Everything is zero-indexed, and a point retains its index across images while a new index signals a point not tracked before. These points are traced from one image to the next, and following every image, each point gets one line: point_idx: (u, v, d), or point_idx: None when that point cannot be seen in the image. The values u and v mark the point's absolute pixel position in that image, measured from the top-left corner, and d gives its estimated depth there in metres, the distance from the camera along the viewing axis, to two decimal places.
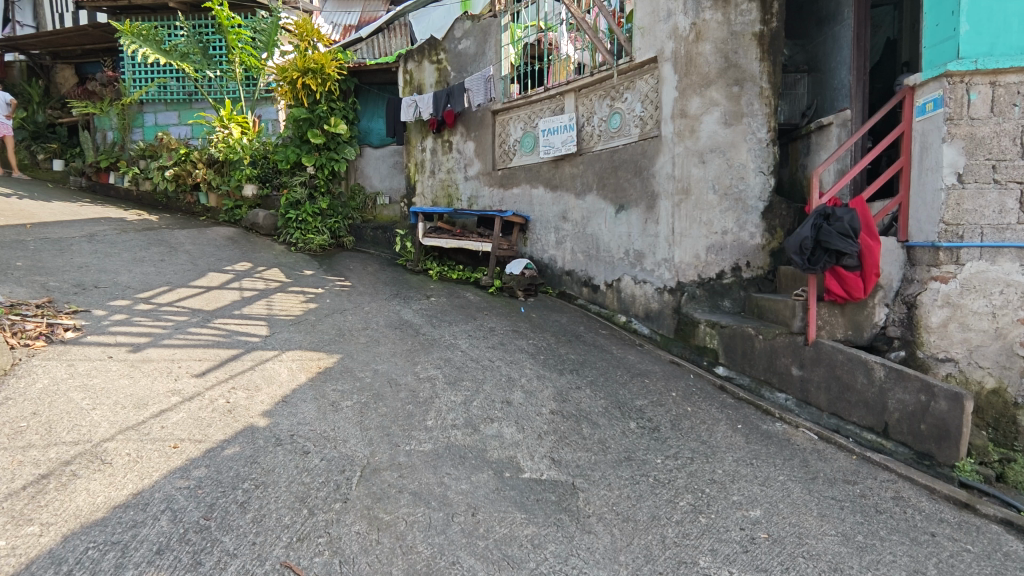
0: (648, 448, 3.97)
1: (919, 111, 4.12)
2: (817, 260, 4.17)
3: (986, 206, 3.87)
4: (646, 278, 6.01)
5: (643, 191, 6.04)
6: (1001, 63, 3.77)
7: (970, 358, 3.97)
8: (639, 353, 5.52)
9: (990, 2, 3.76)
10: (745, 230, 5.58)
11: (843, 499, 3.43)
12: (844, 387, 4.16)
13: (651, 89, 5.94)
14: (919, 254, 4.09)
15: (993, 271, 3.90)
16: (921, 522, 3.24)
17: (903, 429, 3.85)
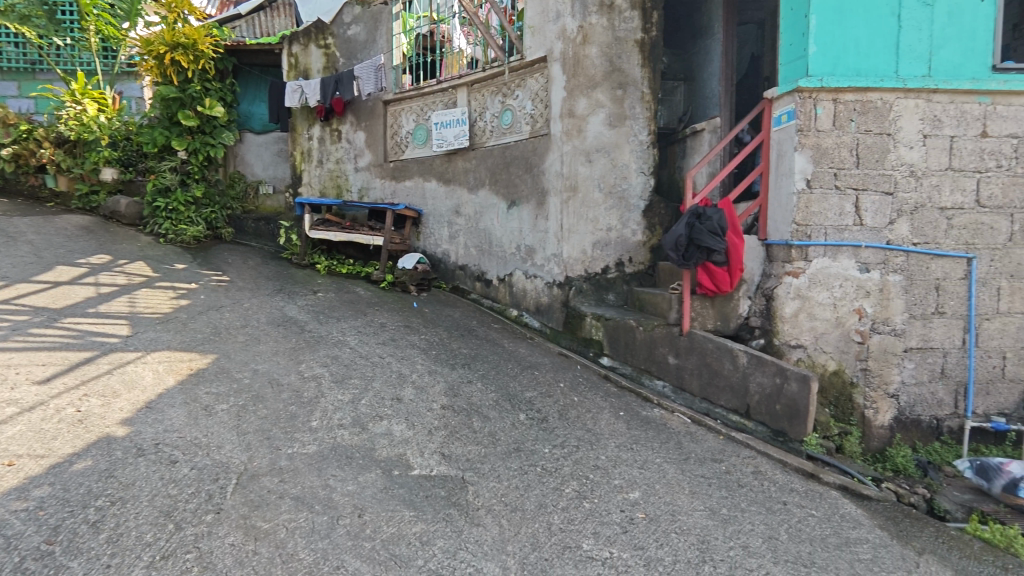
0: (537, 439, 4.06)
1: (775, 122, 4.55)
2: (690, 256, 4.50)
3: (830, 209, 4.35)
4: (537, 272, 6.15)
5: (534, 187, 6.17)
6: (841, 83, 4.24)
7: (816, 344, 4.44)
8: (530, 346, 5.64)
9: (833, 28, 4.24)
10: (628, 227, 5.87)
11: (711, 476, 3.72)
12: (713, 373, 4.52)
13: (541, 88, 6.08)
14: (776, 251, 4.52)
15: (834, 267, 4.38)
16: (775, 492, 3.60)
17: (762, 410, 4.25)
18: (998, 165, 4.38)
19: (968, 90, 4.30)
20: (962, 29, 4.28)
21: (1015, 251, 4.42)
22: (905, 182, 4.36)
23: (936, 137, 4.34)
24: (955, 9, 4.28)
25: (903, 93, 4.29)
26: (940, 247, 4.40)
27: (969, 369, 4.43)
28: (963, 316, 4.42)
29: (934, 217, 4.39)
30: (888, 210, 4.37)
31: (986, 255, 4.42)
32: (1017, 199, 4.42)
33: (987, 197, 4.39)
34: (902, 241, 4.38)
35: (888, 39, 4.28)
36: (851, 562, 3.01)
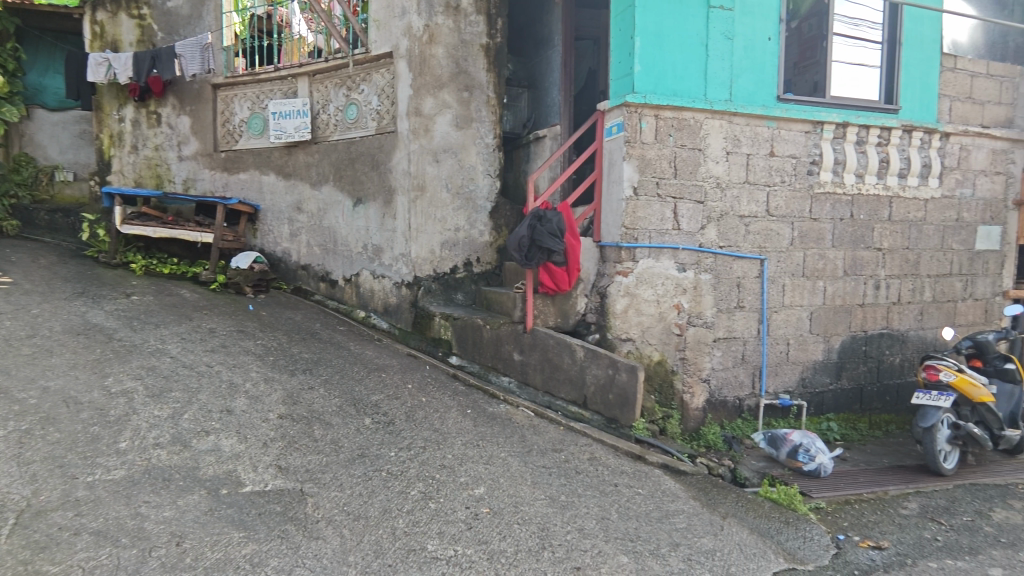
0: (382, 443, 3.96)
1: (607, 133, 4.92)
2: (532, 256, 4.71)
3: (652, 215, 4.81)
4: (384, 272, 6.02)
5: (380, 185, 6.03)
6: (662, 101, 4.70)
7: (643, 338, 4.87)
8: (377, 348, 5.49)
9: (654, 52, 4.70)
10: (475, 228, 5.96)
11: (551, 466, 3.92)
12: (554, 367, 4.78)
13: (387, 84, 5.97)
14: (608, 252, 4.89)
15: (657, 267, 4.85)
16: (607, 476, 3.89)
17: (597, 400, 4.59)
18: (782, 180, 5.16)
19: (759, 115, 5.01)
20: (755, 62, 5.00)
21: (795, 253, 5.25)
22: (713, 192, 4.96)
23: (736, 154, 4.99)
24: (750, 45, 4.98)
25: (710, 114, 4.87)
26: (740, 250, 5.07)
27: (763, 355, 5.16)
28: (758, 309, 5.14)
29: (736, 223, 5.05)
30: (699, 217, 4.94)
31: (774, 257, 5.19)
32: (796, 210, 5.24)
33: (775, 207, 5.15)
34: (711, 244, 4.98)
35: (699, 65, 4.84)
36: (670, 532, 3.35)
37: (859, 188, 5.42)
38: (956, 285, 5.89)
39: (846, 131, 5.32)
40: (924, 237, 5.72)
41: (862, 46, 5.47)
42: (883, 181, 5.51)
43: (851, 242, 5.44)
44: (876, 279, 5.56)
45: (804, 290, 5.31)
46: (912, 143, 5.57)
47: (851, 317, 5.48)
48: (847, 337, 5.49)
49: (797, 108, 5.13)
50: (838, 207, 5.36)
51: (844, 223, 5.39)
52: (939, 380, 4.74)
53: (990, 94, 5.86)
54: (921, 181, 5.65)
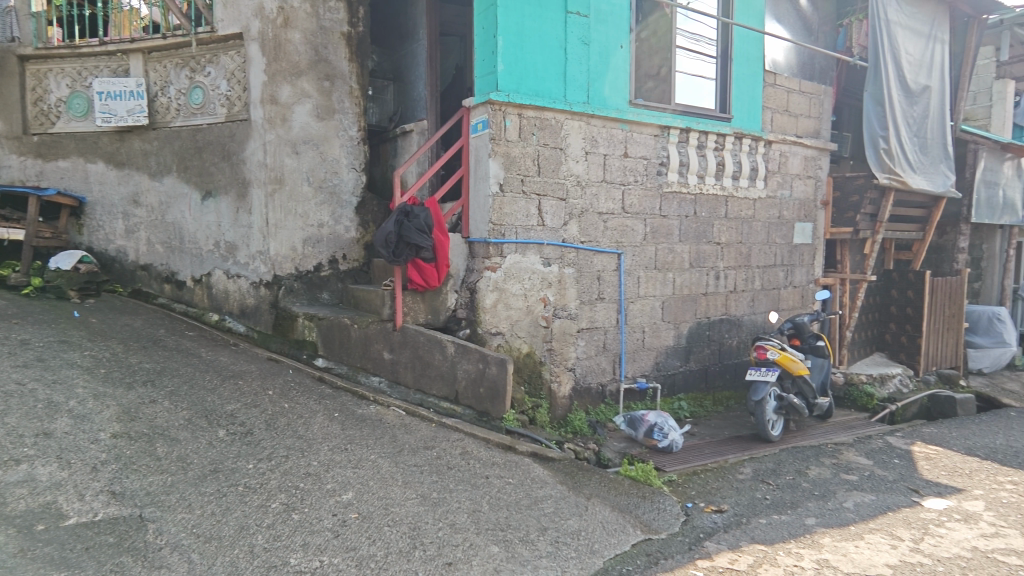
0: (238, 455, 3.67)
1: (473, 129, 4.96)
2: (400, 252, 4.61)
3: (519, 211, 4.94)
4: (239, 271, 5.58)
5: (232, 177, 5.57)
6: (524, 100, 4.84)
7: (512, 331, 4.99)
8: (233, 353, 5.07)
9: (516, 52, 4.82)
10: (341, 224, 5.72)
11: (423, 464, 3.88)
12: (425, 364, 4.74)
13: (237, 67, 5.53)
14: (477, 248, 4.94)
15: (524, 262, 4.99)
16: (479, 468, 3.93)
17: (469, 394, 4.62)
18: (635, 180, 5.55)
19: (614, 118, 5.33)
20: (609, 67, 5.31)
21: (648, 248, 5.68)
22: (574, 190, 5.20)
23: (594, 155, 5.28)
24: (604, 51, 5.28)
25: (569, 115, 5.10)
26: (599, 245, 5.37)
27: (622, 342, 5.53)
28: (616, 300, 5.50)
29: (595, 220, 5.34)
30: (562, 213, 5.16)
31: (630, 251, 5.57)
32: (648, 207, 5.66)
33: (629, 205, 5.53)
34: (573, 240, 5.23)
35: (558, 68, 5.04)
36: (538, 518, 3.47)
37: (700, 188, 5.99)
38: (779, 274, 6.73)
39: (689, 136, 5.85)
40: (754, 232, 6.46)
41: (700, 59, 6.03)
42: (720, 182, 6.13)
43: (695, 237, 6.00)
44: (716, 270, 6.18)
45: (656, 281, 5.76)
46: (742, 148, 6.26)
47: (697, 305, 6.05)
48: (693, 323, 6.05)
49: (646, 113, 5.54)
50: (684, 205, 5.88)
51: (688, 220, 5.93)
52: (767, 357, 5.44)
53: (802, 108, 6.76)
54: (750, 182, 6.37)
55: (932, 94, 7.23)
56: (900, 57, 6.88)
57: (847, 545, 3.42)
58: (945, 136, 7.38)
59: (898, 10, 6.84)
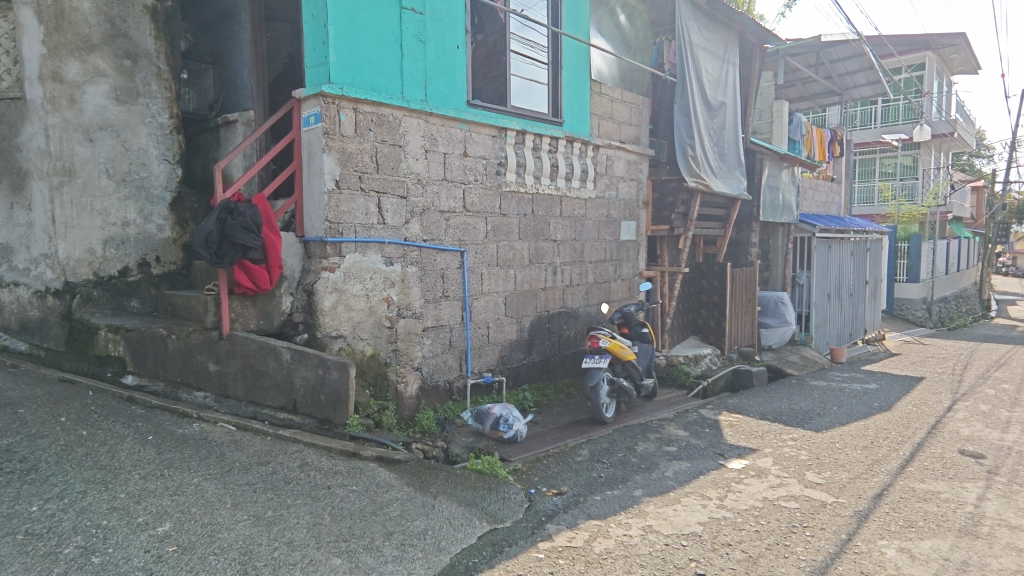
0: (18, 497, 3.09)
1: (304, 122, 4.68)
2: (223, 253, 4.20)
3: (357, 209, 4.77)
4: (18, 278, 4.70)
5: (3, 166, 4.67)
6: (359, 94, 4.68)
7: (354, 333, 4.80)
8: (10, 376, 4.25)
9: (348, 43, 4.64)
10: (151, 222, 5.09)
11: (256, 482, 3.59)
12: (258, 374, 4.39)
13: (4, 35, 4.60)
14: (313, 247, 4.69)
15: (364, 261, 4.83)
16: (320, 479, 3.74)
17: (308, 402, 4.36)
18: (475, 179, 5.66)
19: (452, 117, 5.38)
20: (446, 67, 5.34)
21: (489, 246, 5.82)
22: (414, 188, 5.15)
23: (434, 153, 5.28)
24: (441, 50, 5.29)
25: (407, 112, 5.04)
26: (441, 243, 5.39)
27: (467, 339, 5.62)
28: (460, 297, 5.57)
29: (437, 219, 5.35)
30: (403, 211, 5.08)
31: (472, 249, 5.67)
32: (489, 206, 5.80)
33: (470, 203, 5.62)
34: (415, 238, 5.19)
35: (394, 63, 4.95)
36: (383, 523, 3.39)
37: (537, 188, 6.28)
38: (609, 268, 7.31)
39: (525, 138, 6.10)
40: (586, 229, 6.94)
41: (533, 65, 6.32)
42: (555, 182, 6.48)
43: (533, 235, 6.27)
44: (553, 266, 6.54)
45: (498, 277, 5.93)
46: (574, 151, 6.69)
47: (537, 300, 6.35)
48: (534, 316, 6.34)
49: (484, 114, 5.67)
50: (522, 204, 6.13)
51: (527, 218, 6.19)
52: (599, 345, 5.86)
53: (625, 116, 7.40)
54: (582, 183, 6.82)
55: (726, 109, 8.30)
56: (701, 76, 7.81)
57: (667, 510, 3.82)
58: (737, 146, 8.54)
59: (698, 33, 7.73)
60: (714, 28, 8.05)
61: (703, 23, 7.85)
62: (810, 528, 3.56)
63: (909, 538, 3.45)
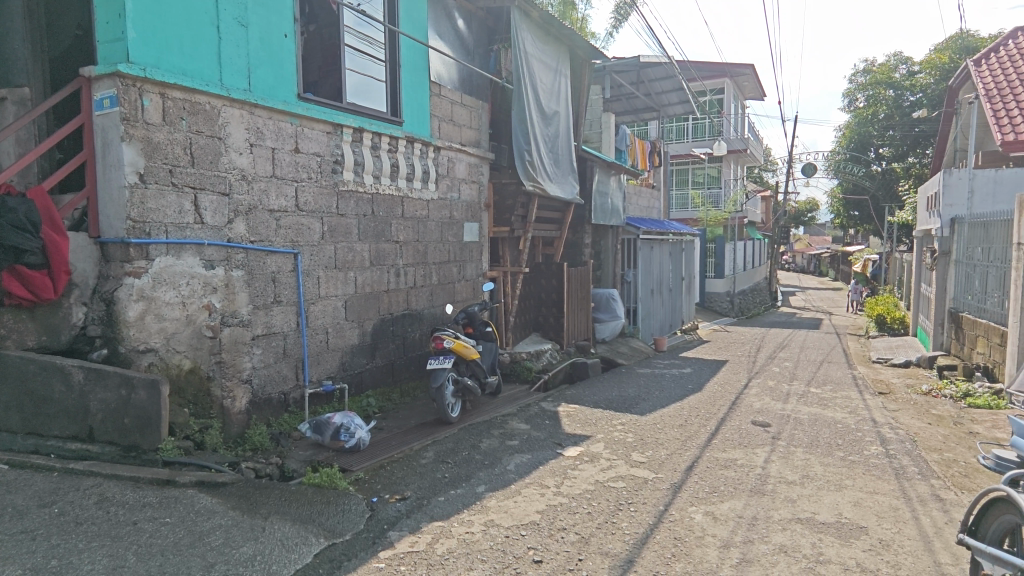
0: None
1: (96, 106, 4.06)
2: None
3: (166, 207, 4.25)
4: None
5: None
6: (166, 78, 4.18)
7: (167, 346, 4.27)
8: None
9: (151, 20, 4.12)
10: None
11: (37, 527, 3.04)
12: (39, 400, 3.74)
13: None
14: (111, 250, 4.09)
15: (178, 265, 4.32)
16: (123, 515, 3.27)
17: (109, 428, 3.80)
18: (309, 177, 5.35)
19: (281, 110, 5.04)
20: (272, 55, 4.98)
21: (326, 248, 5.54)
22: (238, 185, 4.73)
23: (260, 147, 4.90)
24: (266, 37, 4.93)
25: (228, 101, 4.61)
26: (271, 244, 5.01)
27: (303, 346, 5.30)
28: (295, 302, 5.23)
29: (265, 218, 4.96)
30: (225, 210, 4.64)
31: (307, 251, 5.35)
32: (324, 205, 5.52)
33: (304, 202, 5.30)
34: (240, 239, 4.76)
35: (210, 47, 4.50)
36: (203, 554, 3.06)
37: (377, 188, 6.12)
38: (453, 269, 7.36)
39: (362, 136, 5.92)
40: (429, 231, 6.92)
41: (369, 61, 6.15)
42: (395, 182, 6.37)
43: (373, 236, 6.10)
44: (396, 267, 6.42)
45: (337, 280, 5.68)
46: (414, 151, 6.64)
47: (379, 302, 6.19)
48: (377, 320, 6.17)
49: (317, 109, 5.40)
50: (361, 204, 5.92)
51: (366, 219, 6.00)
52: (443, 347, 5.81)
53: (464, 119, 7.51)
54: (423, 184, 6.79)
55: (559, 118, 8.80)
56: (536, 84, 8.19)
57: (508, 503, 3.95)
58: (569, 152, 9.10)
59: (532, 44, 8.09)
60: (547, 40, 8.49)
61: (537, 34, 8.23)
62: (634, 504, 3.91)
63: (713, 502, 3.94)
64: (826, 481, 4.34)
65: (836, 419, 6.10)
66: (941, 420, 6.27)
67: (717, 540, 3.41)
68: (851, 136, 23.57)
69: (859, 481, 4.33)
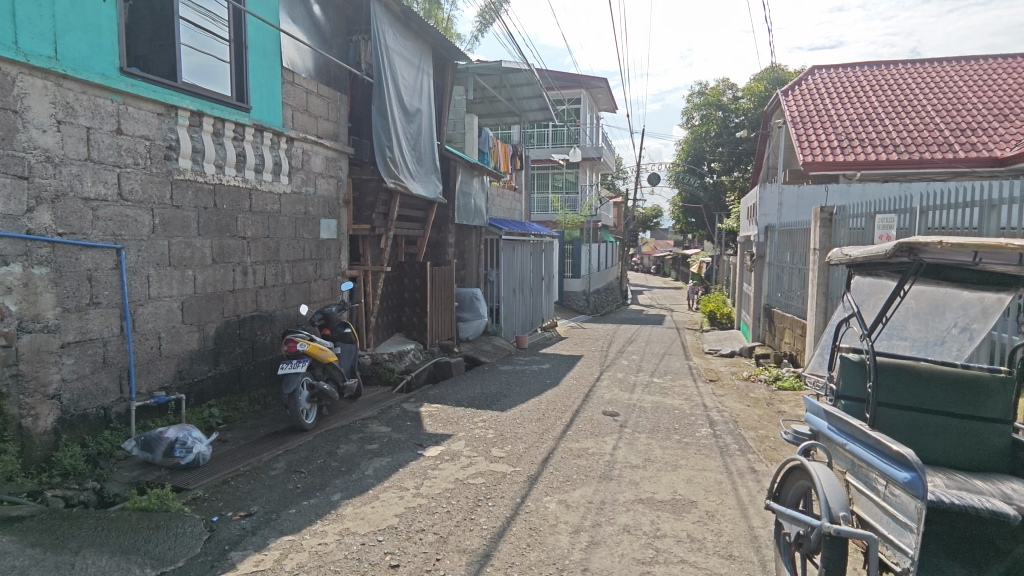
0: None
1: None
2: None
3: None
4: None
5: None
6: None
7: None
8: None
9: None
10: None
11: None
12: None
13: None
14: None
15: None
16: None
17: None
18: (135, 162, 4.75)
19: (98, 85, 4.42)
20: (85, 21, 4.34)
21: (157, 242, 4.95)
22: (41, 167, 4.06)
23: (70, 125, 4.25)
24: None
25: (26, 69, 3.94)
26: (86, 238, 4.37)
27: (129, 354, 4.70)
28: (118, 304, 4.61)
29: (78, 207, 4.32)
30: (23, 196, 3.95)
31: (133, 246, 4.75)
32: (155, 195, 4.93)
33: (128, 191, 4.69)
34: (45, 231, 4.09)
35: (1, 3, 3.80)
36: None
37: (219, 179, 5.60)
38: (308, 268, 6.97)
39: (202, 121, 5.38)
40: (281, 226, 6.47)
41: (211, 39, 5.61)
42: (242, 173, 5.88)
43: (216, 231, 5.57)
44: (243, 266, 5.93)
45: (171, 279, 5.10)
46: (263, 141, 6.17)
47: (223, 303, 5.68)
48: (220, 322, 5.66)
49: (146, 87, 4.81)
50: (200, 195, 5.38)
51: (207, 212, 5.45)
52: (297, 349, 5.44)
53: (321, 110, 7.14)
54: (274, 177, 6.34)
55: (421, 116, 8.71)
56: (397, 80, 8.03)
57: (365, 509, 3.83)
58: (432, 151, 9.05)
59: (393, 39, 7.91)
60: (410, 36, 8.37)
61: (398, 30, 8.06)
62: (491, 500, 3.99)
63: (565, 490, 4.15)
64: (664, 462, 4.78)
65: (674, 405, 6.75)
66: (757, 401, 7.20)
67: (569, 526, 3.60)
68: (687, 150, 26.19)
69: (691, 460, 4.83)
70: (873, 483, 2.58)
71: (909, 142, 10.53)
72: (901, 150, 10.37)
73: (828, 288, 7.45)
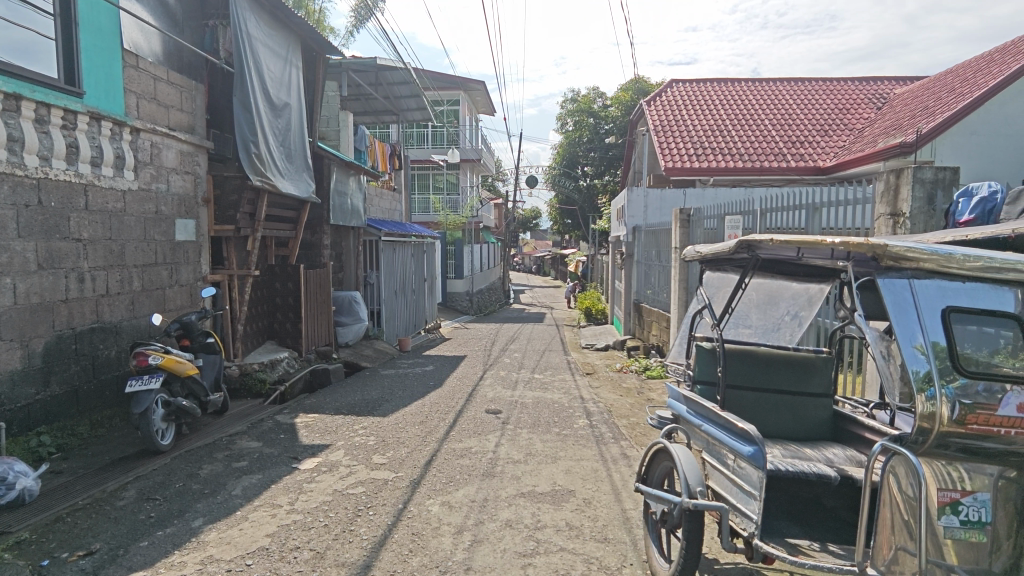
0: None
1: None
2: None
3: None
4: None
5: None
6: None
7: None
8: None
9: None
10: None
11: None
12: None
13: None
14: None
15: None
16: None
17: None
18: None
19: None
20: None
21: None
22: None
23: None
24: None
25: None
26: None
27: None
28: None
29: None
30: None
31: None
32: None
33: None
34: None
35: None
36: None
37: (45, 172, 4.89)
38: (162, 273, 6.31)
39: (20, 106, 4.67)
40: (125, 227, 5.79)
41: (32, 11, 4.85)
42: (74, 167, 5.18)
43: (43, 232, 4.87)
44: (78, 271, 5.22)
45: None
46: (101, 131, 5.48)
47: (53, 315, 4.97)
48: (51, 337, 4.95)
49: None
50: (20, 190, 4.66)
51: (29, 210, 4.74)
52: (149, 364, 4.91)
53: (172, 99, 6.48)
54: (115, 171, 5.67)
55: (290, 111, 8.24)
56: (262, 71, 7.52)
57: (231, 532, 3.54)
58: (303, 148, 8.60)
59: (257, 27, 7.40)
60: (276, 26, 7.89)
61: (261, 17, 7.54)
62: (372, 509, 3.86)
63: (448, 491, 4.14)
64: (545, 455, 4.93)
65: (553, 400, 6.99)
66: (629, 391, 7.67)
67: (452, 527, 3.59)
68: (562, 154, 27.26)
69: (569, 451, 5.03)
70: (725, 459, 2.84)
71: (752, 152, 11.79)
72: (747, 158, 11.58)
73: (687, 283, 8.12)
